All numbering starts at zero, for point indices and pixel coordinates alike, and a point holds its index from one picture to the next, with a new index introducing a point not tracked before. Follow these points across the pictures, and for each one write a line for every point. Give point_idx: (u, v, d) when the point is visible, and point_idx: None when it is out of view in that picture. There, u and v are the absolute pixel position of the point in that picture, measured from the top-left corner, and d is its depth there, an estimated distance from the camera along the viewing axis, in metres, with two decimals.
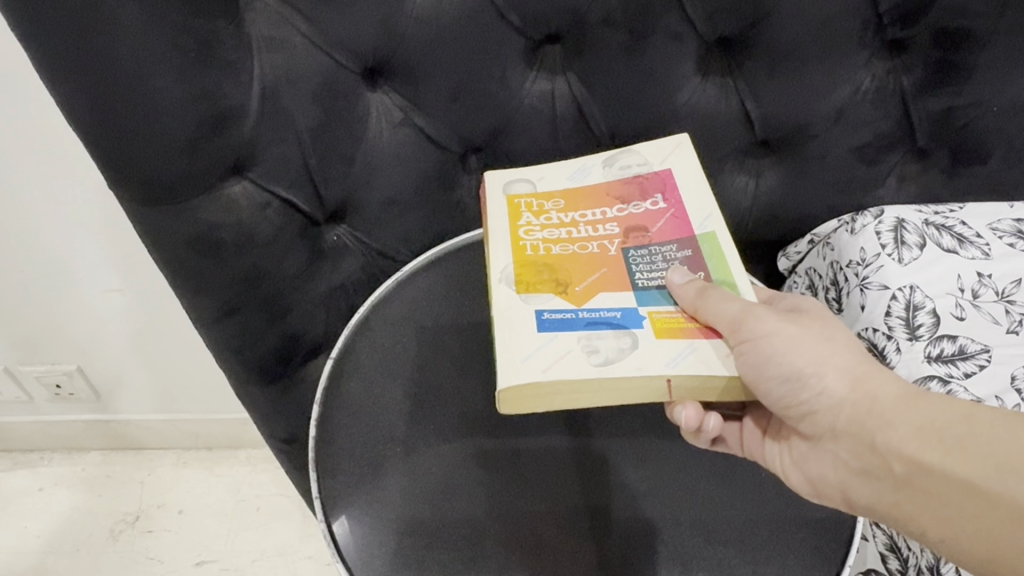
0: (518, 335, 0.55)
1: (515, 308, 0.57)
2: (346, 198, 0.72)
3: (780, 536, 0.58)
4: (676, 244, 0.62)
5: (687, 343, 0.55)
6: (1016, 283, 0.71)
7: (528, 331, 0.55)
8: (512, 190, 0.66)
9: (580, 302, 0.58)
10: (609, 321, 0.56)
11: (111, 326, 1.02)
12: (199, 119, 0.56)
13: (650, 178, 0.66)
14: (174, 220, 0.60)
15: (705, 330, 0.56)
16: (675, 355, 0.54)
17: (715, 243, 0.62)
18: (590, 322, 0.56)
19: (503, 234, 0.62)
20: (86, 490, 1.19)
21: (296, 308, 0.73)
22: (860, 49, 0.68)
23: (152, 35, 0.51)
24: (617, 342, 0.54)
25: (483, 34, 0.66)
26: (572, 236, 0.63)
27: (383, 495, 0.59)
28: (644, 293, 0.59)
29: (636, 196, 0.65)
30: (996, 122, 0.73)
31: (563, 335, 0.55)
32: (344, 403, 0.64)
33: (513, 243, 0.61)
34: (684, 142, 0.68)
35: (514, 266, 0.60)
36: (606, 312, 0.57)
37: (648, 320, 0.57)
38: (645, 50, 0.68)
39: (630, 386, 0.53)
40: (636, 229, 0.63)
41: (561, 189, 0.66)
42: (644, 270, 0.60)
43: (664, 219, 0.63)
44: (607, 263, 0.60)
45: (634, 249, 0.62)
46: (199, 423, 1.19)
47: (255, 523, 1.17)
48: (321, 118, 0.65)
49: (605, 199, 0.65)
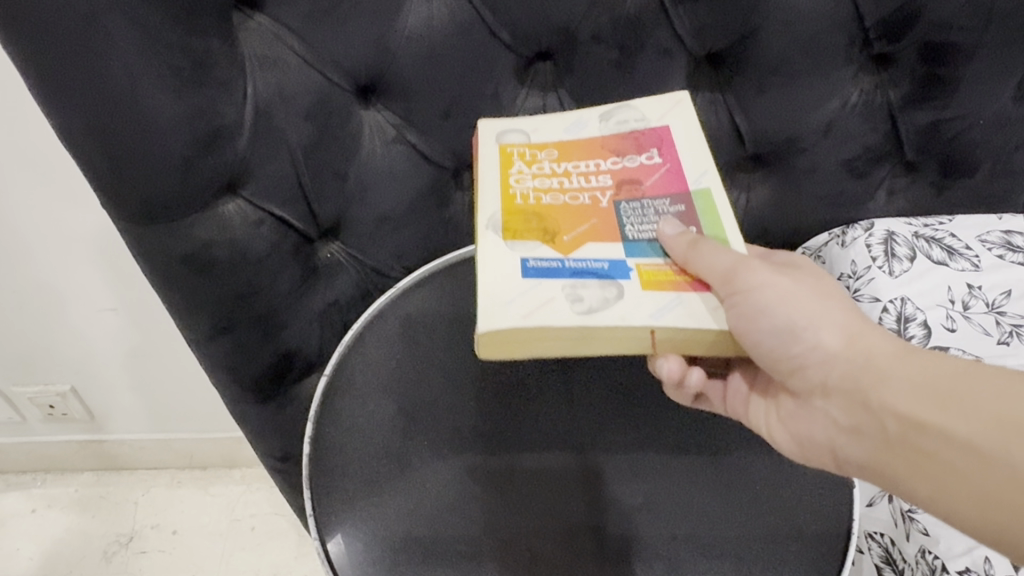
0: (500, 283, 0.54)
1: (500, 255, 0.56)
2: (340, 216, 0.72)
3: (775, 549, 0.58)
4: (669, 199, 0.60)
5: (674, 295, 0.54)
6: (1006, 294, 0.72)
7: (507, 277, 0.54)
8: (506, 140, 0.64)
9: (565, 251, 0.56)
10: (593, 271, 0.55)
11: (103, 346, 1.02)
12: (194, 136, 0.57)
13: (645, 134, 0.64)
14: (169, 238, 0.61)
15: (697, 283, 0.55)
16: (661, 307, 0.53)
17: (709, 201, 0.60)
18: (573, 272, 0.55)
19: (494, 185, 0.60)
20: (79, 512, 1.18)
21: (291, 325, 0.73)
22: (847, 64, 0.69)
23: (146, 54, 0.52)
24: (602, 292, 0.53)
25: (474, 50, 0.67)
26: (561, 186, 0.61)
27: (379, 512, 0.59)
28: (633, 244, 0.57)
29: (631, 149, 0.63)
30: (982, 135, 0.75)
31: (543, 281, 0.54)
32: (339, 419, 0.64)
33: (503, 192, 0.60)
34: (683, 100, 0.66)
35: (501, 214, 0.58)
36: (593, 262, 0.56)
37: (633, 270, 0.55)
38: (636, 66, 0.68)
39: (612, 334, 0.52)
40: (629, 183, 0.61)
41: (556, 141, 0.64)
42: (633, 221, 0.58)
43: (658, 175, 0.61)
44: (596, 215, 0.59)
45: (625, 202, 0.60)
46: (194, 442, 1.19)
47: (250, 543, 1.16)
48: (315, 135, 0.65)
49: (600, 151, 0.63)
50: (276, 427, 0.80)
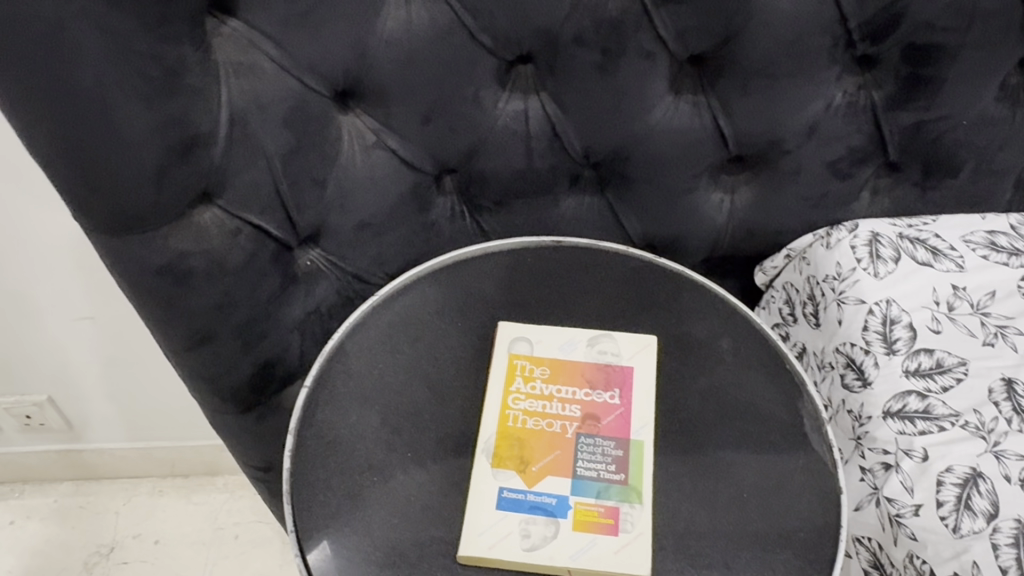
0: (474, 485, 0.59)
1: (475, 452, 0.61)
2: (319, 223, 0.71)
3: (764, 558, 0.56)
4: (613, 441, 0.61)
5: (591, 540, 0.56)
6: (990, 295, 0.71)
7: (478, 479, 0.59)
8: (509, 346, 0.66)
9: (527, 480, 0.59)
10: (541, 507, 0.58)
11: (80, 355, 1.00)
12: (167, 145, 0.55)
13: (613, 371, 0.65)
14: (143, 249, 0.59)
15: (617, 525, 0.57)
16: (582, 546, 0.56)
17: (643, 453, 0.60)
18: (531, 506, 0.58)
19: (497, 384, 0.64)
20: (59, 522, 1.16)
21: (271, 335, 0.72)
22: (830, 65, 0.69)
23: (116, 62, 0.50)
24: (543, 536, 0.56)
25: (455, 54, 0.66)
26: (543, 409, 0.63)
27: (361, 526, 0.58)
28: (580, 483, 0.59)
29: (599, 384, 0.64)
30: (964, 135, 0.75)
31: (509, 514, 0.57)
32: (320, 431, 0.63)
33: (494, 396, 0.63)
34: (651, 346, 0.67)
35: (493, 435, 0.61)
36: (543, 496, 0.58)
37: (571, 509, 0.57)
38: (618, 69, 0.68)
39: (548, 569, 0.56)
40: (589, 418, 0.62)
41: (550, 357, 0.66)
42: (585, 463, 0.60)
43: (612, 415, 0.62)
44: (560, 446, 0.61)
45: (584, 436, 0.61)
46: (175, 450, 1.17)
47: (233, 551, 1.14)
48: (293, 142, 0.64)
49: (580, 379, 0.64)
50: (256, 438, 0.78)
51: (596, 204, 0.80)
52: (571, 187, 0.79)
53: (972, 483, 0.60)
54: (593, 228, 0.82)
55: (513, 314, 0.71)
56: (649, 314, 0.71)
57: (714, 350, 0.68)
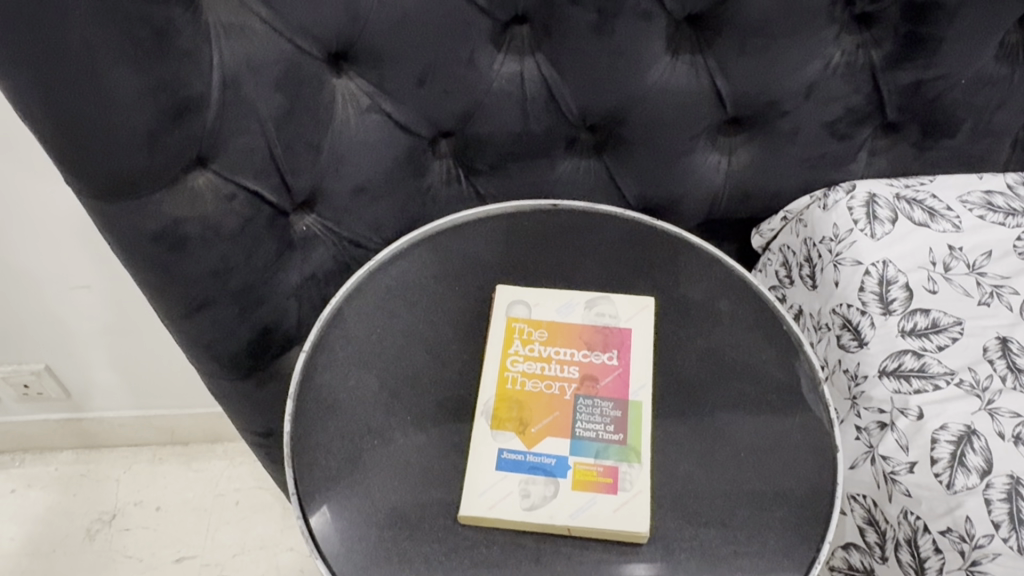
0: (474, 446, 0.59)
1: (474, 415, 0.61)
2: (314, 188, 0.70)
3: (760, 516, 0.57)
4: (611, 402, 0.61)
5: (590, 499, 0.57)
6: (987, 255, 0.71)
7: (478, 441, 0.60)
8: (508, 310, 0.66)
9: (527, 441, 0.59)
10: (541, 467, 0.58)
11: (77, 325, 1.00)
12: (158, 110, 0.55)
13: (611, 333, 0.65)
14: (136, 215, 0.59)
15: (615, 484, 0.57)
16: (582, 505, 0.56)
17: (641, 413, 0.61)
18: (531, 466, 0.58)
19: (496, 348, 0.64)
20: (60, 490, 1.17)
21: (267, 301, 0.72)
22: (829, 24, 0.68)
23: (105, 23, 0.50)
24: (542, 496, 0.57)
25: (449, 15, 0.65)
26: (541, 371, 0.63)
27: (361, 489, 0.58)
28: (580, 444, 0.59)
29: (597, 345, 0.64)
30: (962, 94, 0.74)
31: (509, 474, 0.58)
32: (319, 395, 0.63)
33: (493, 360, 0.64)
34: (648, 307, 0.67)
35: (493, 397, 0.62)
36: (543, 457, 0.59)
37: (570, 469, 0.58)
38: (614, 29, 0.67)
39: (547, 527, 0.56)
40: (588, 380, 0.62)
41: (547, 320, 0.66)
42: (584, 423, 0.60)
43: (611, 376, 0.63)
44: (559, 408, 0.61)
45: (583, 397, 0.61)
46: (175, 418, 1.17)
47: (235, 517, 1.15)
48: (286, 106, 0.63)
49: (578, 341, 0.65)
50: (256, 404, 0.78)
51: (593, 167, 0.80)
52: (567, 150, 0.79)
53: (966, 440, 0.60)
54: (589, 192, 0.82)
55: (510, 278, 0.71)
56: (646, 277, 0.71)
57: (712, 312, 0.69)
